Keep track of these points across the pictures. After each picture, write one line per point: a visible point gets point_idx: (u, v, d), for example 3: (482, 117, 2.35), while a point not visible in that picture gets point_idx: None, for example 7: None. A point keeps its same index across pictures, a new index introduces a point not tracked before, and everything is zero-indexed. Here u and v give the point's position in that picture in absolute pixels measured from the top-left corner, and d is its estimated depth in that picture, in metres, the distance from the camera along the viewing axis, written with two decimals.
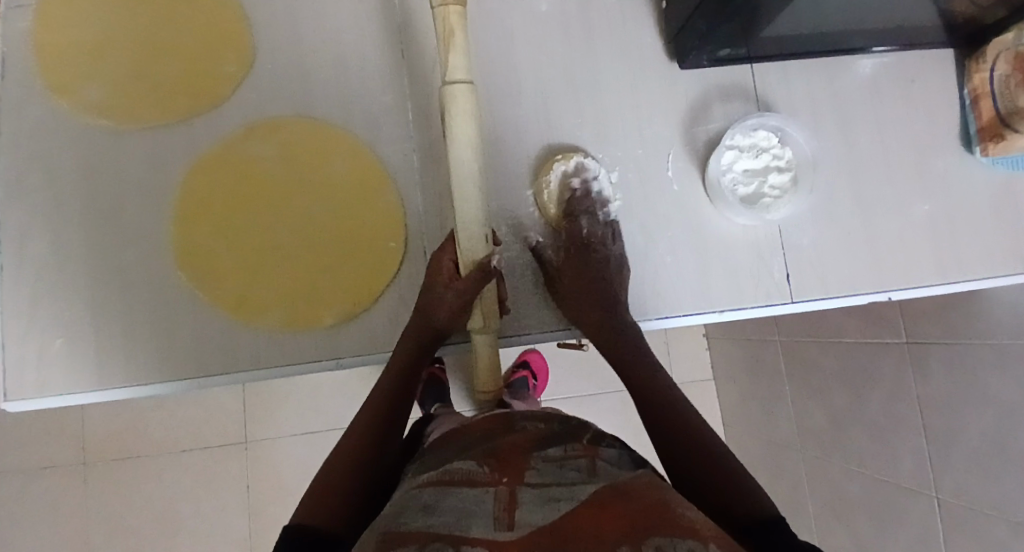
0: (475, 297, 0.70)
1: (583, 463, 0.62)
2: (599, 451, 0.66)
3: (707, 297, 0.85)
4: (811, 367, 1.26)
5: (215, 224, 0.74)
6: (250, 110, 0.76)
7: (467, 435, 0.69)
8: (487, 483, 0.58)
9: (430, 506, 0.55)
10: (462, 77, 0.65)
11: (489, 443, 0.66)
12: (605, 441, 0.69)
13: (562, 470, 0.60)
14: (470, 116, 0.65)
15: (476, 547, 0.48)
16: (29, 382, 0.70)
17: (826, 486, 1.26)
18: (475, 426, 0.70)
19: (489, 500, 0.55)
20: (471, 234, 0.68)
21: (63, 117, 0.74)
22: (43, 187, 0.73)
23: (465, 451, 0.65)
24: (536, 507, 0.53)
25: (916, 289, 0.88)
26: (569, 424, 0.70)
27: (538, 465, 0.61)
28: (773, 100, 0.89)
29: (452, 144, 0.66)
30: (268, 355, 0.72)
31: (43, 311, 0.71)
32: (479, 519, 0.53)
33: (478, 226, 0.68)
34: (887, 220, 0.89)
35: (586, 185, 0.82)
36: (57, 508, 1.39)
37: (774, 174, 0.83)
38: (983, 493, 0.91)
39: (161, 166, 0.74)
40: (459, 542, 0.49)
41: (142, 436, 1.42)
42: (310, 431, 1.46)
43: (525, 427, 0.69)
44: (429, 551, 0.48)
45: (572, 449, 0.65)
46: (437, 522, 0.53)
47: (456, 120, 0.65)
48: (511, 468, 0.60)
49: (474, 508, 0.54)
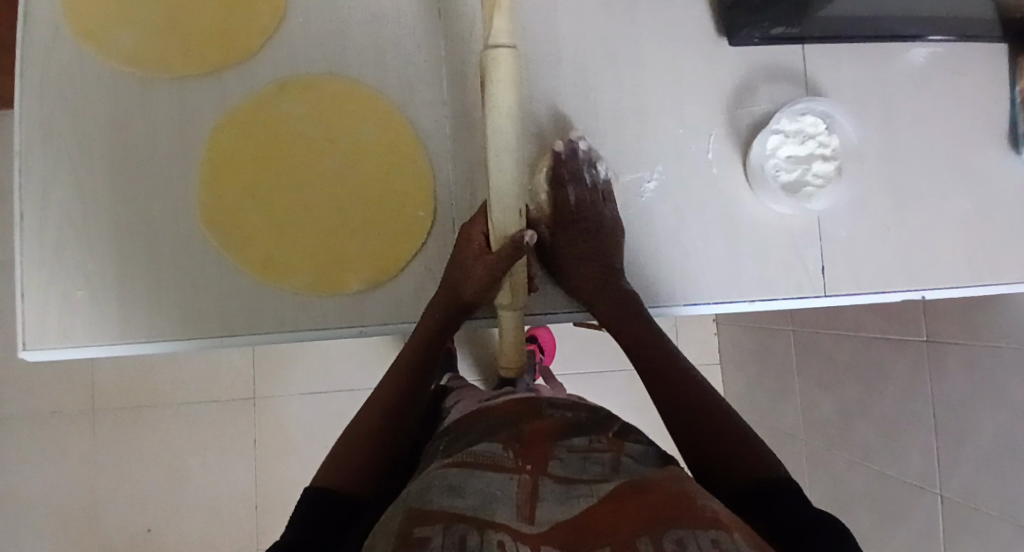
0: (506, 272, 0.69)
1: (607, 456, 0.60)
2: (625, 445, 0.64)
3: (739, 285, 0.82)
4: (826, 359, 1.25)
5: (243, 182, 0.72)
6: (281, 66, 0.74)
7: (493, 416, 0.68)
8: (512, 469, 0.57)
9: (455, 484, 0.54)
10: (505, 41, 0.62)
11: (515, 428, 0.64)
12: (631, 434, 0.67)
13: (586, 462, 0.59)
14: (512, 82, 0.63)
15: (500, 534, 0.47)
16: (52, 332, 0.69)
17: (830, 476, 1.27)
18: (501, 409, 0.69)
19: (514, 487, 0.54)
20: (506, 207, 0.65)
21: (89, 63, 0.72)
22: (68, 137, 0.71)
23: (490, 434, 0.64)
24: (560, 501, 0.52)
25: (952, 290, 0.85)
26: (596, 414, 0.69)
27: (562, 455, 0.59)
28: (821, 85, 0.85)
29: (492, 111, 0.63)
30: (292, 318, 0.72)
31: (66, 262, 0.70)
32: (503, 506, 0.51)
33: (515, 198, 0.66)
34: (928, 217, 0.86)
35: (570, 146, 0.76)
36: (63, 452, 1.39)
37: (819, 162, 0.80)
38: (990, 496, 0.92)
39: (187, 120, 0.72)
40: (483, 526, 0.48)
41: (151, 387, 1.42)
42: (316, 391, 1.46)
43: (551, 415, 0.68)
44: (454, 532, 0.47)
45: (597, 442, 0.63)
46: (461, 502, 0.51)
47: (495, 86, 0.63)
48: (535, 457, 0.59)
49: (498, 493, 0.53)
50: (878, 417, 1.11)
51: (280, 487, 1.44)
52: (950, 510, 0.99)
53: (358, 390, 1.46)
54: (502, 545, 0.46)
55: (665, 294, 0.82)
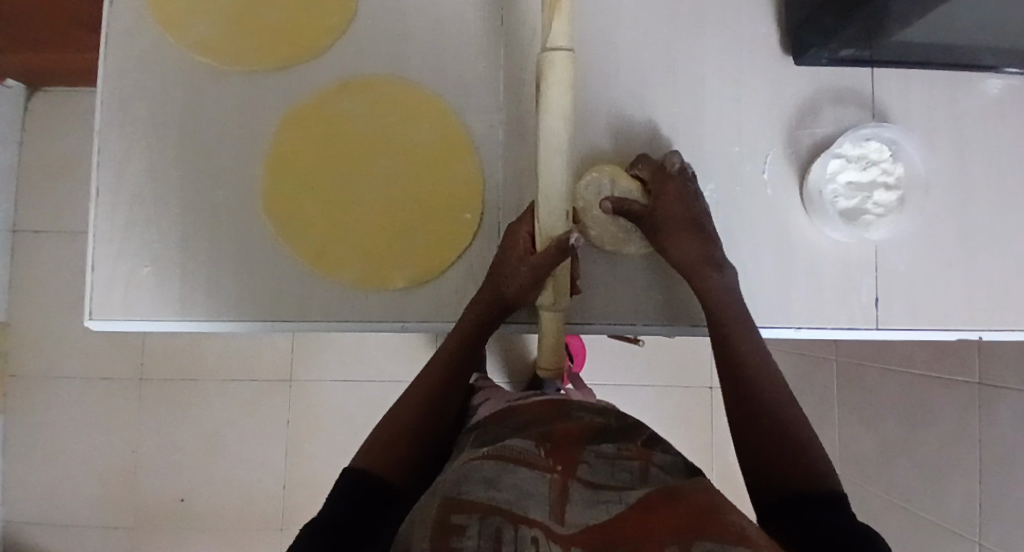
0: (550, 273, 0.68)
1: (635, 466, 0.58)
2: (653, 455, 0.61)
3: (787, 309, 0.81)
4: (871, 392, 1.21)
5: (302, 174, 0.74)
6: (346, 65, 0.75)
7: (523, 415, 0.67)
8: (543, 466, 0.56)
9: (489, 477, 0.54)
10: (562, 44, 0.63)
11: (546, 426, 0.64)
12: (660, 444, 0.65)
13: (614, 469, 0.57)
14: (565, 85, 0.63)
15: (533, 530, 0.48)
16: (114, 303, 0.73)
17: (866, 513, 1.23)
18: (531, 409, 0.69)
19: (545, 485, 0.53)
20: (553, 208, 0.65)
21: (167, 50, 0.75)
22: (141, 118, 0.74)
23: (522, 430, 0.63)
24: (588, 507, 0.51)
25: (1014, 334, 0.80)
26: (625, 422, 0.67)
27: (591, 460, 0.58)
28: (889, 111, 0.82)
29: (544, 114, 0.63)
30: (338, 309, 0.73)
31: (133, 237, 0.73)
32: (536, 502, 0.51)
33: (562, 200, 0.65)
34: (994, 255, 0.82)
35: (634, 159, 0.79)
36: (111, 416, 1.45)
37: (880, 191, 0.77)
38: None
39: (253, 111, 0.75)
40: (519, 522, 0.48)
41: (197, 361, 1.47)
42: (352, 379, 1.49)
43: (581, 417, 0.66)
44: (490, 524, 0.48)
45: (625, 448, 0.61)
46: (496, 494, 0.51)
47: (548, 88, 0.63)
48: (566, 456, 0.58)
49: (530, 489, 0.53)
50: (922, 456, 1.09)
51: (310, 469, 1.47)
52: None
53: (393, 381, 1.49)
54: (537, 542, 0.47)
55: None
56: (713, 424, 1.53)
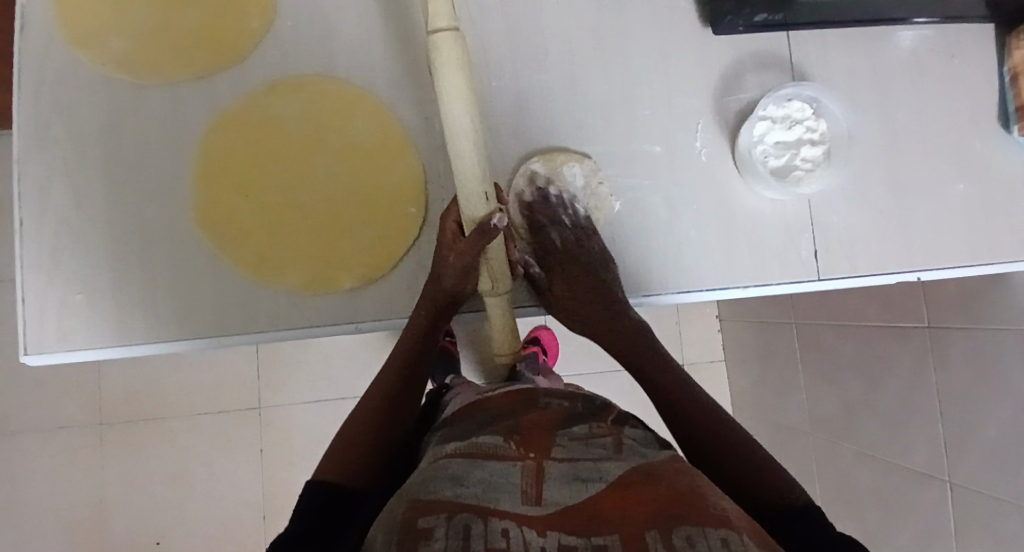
0: (479, 258, 0.69)
1: (610, 441, 0.59)
2: (623, 430, 0.63)
3: (732, 272, 0.83)
4: (829, 351, 1.25)
5: (236, 183, 0.73)
6: (272, 70, 0.75)
7: (489, 410, 0.65)
8: (513, 456, 0.55)
9: (458, 474, 0.52)
10: (445, 24, 0.61)
11: (512, 419, 0.62)
12: (629, 422, 0.66)
13: (588, 447, 0.58)
14: (457, 65, 0.62)
15: (505, 521, 0.46)
16: (52, 335, 0.71)
17: (838, 469, 1.27)
18: (498, 402, 0.67)
19: (517, 474, 0.52)
20: (471, 194, 0.66)
21: (83, 71, 0.73)
22: (64, 145, 0.72)
23: (490, 425, 0.61)
24: (563, 486, 0.51)
25: (946, 272, 0.85)
26: (592, 404, 0.68)
27: (564, 442, 0.58)
28: (809, 71, 0.85)
29: (443, 99, 0.63)
30: (288, 314, 0.73)
31: (65, 266, 0.71)
32: (507, 493, 0.50)
33: (478, 182, 0.65)
34: (921, 198, 0.85)
35: (541, 194, 0.80)
36: (73, 465, 1.40)
37: (807, 147, 0.81)
38: (992, 480, 0.94)
39: (179, 126, 0.73)
40: (487, 513, 0.47)
41: (158, 398, 1.43)
42: (321, 399, 1.46)
43: (550, 404, 0.65)
44: (457, 521, 0.45)
45: (595, 429, 0.62)
46: (465, 491, 0.50)
47: (443, 71, 0.62)
48: (538, 445, 0.57)
49: (501, 482, 0.51)
50: (884, 406, 1.12)
51: (287, 496, 1.44)
52: (959, 498, 1.00)
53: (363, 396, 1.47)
54: (507, 532, 0.45)
55: (659, 283, 0.82)
56: None
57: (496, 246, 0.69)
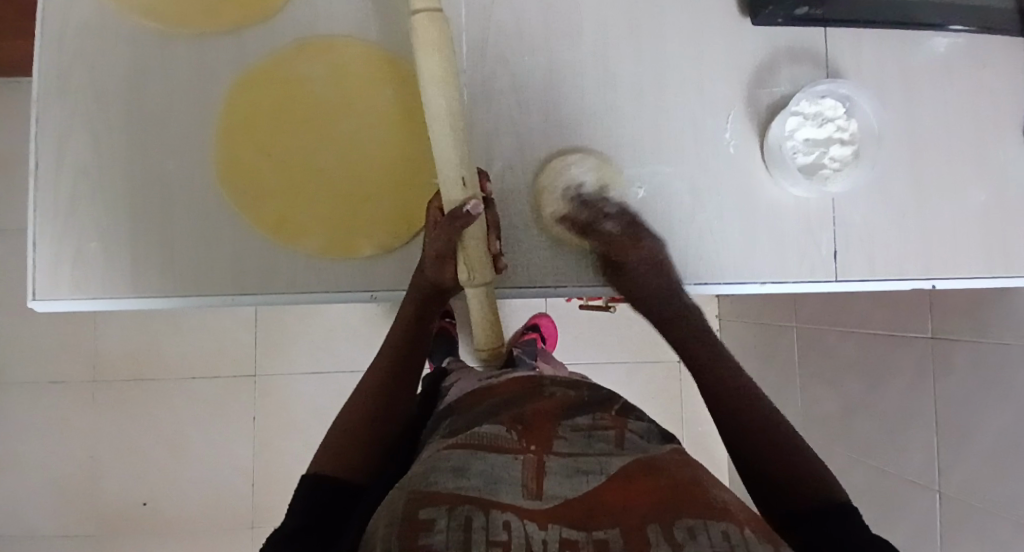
0: (455, 247, 0.66)
1: (612, 434, 0.53)
2: (628, 422, 0.56)
3: (751, 267, 0.82)
4: (831, 355, 1.26)
5: (259, 141, 0.72)
6: (301, 28, 0.73)
7: (493, 398, 0.59)
8: (515, 448, 0.50)
9: (459, 465, 0.47)
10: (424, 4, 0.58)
11: (517, 408, 0.56)
12: (634, 412, 0.60)
13: (590, 440, 0.52)
14: (437, 46, 0.60)
15: (507, 515, 0.42)
16: (61, 282, 0.70)
17: (829, 473, 1.28)
18: (503, 388, 0.60)
19: (518, 466, 0.47)
20: (446, 178, 0.62)
21: (108, 13, 0.71)
22: (84, 88, 0.71)
23: (494, 413, 0.55)
24: (564, 479, 0.46)
25: (961, 280, 0.84)
26: (598, 393, 0.61)
27: (566, 433, 0.52)
28: (843, 70, 0.84)
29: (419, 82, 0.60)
30: (304, 278, 0.72)
31: (80, 213, 0.70)
32: (508, 486, 0.45)
33: (455, 167, 0.62)
34: (942, 206, 0.85)
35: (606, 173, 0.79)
36: (66, 420, 1.39)
37: (835, 146, 0.80)
38: (984, 491, 0.94)
39: (203, 78, 0.72)
40: (488, 506, 0.42)
41: (155, 359, 1.42)
42: (319, 371, 1.46)
43: (555, 394, 0.59)
44: (459, 513, 0.41)
45: (600, 419, 0.56)
46: (464, 482, 0.45)
47: (416, 53, 0.59)
48: (540, 435, 0.52)
49: (502, 473, 0.46)
50: (882, 412, 1.13)
51: (278, 466, 1.44)
52: (950, 508, 1.00)
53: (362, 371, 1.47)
54: (508, 525, 0.40)
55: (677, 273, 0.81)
56: (679, 398, 1.59)
57: (473, 234, 0.65)
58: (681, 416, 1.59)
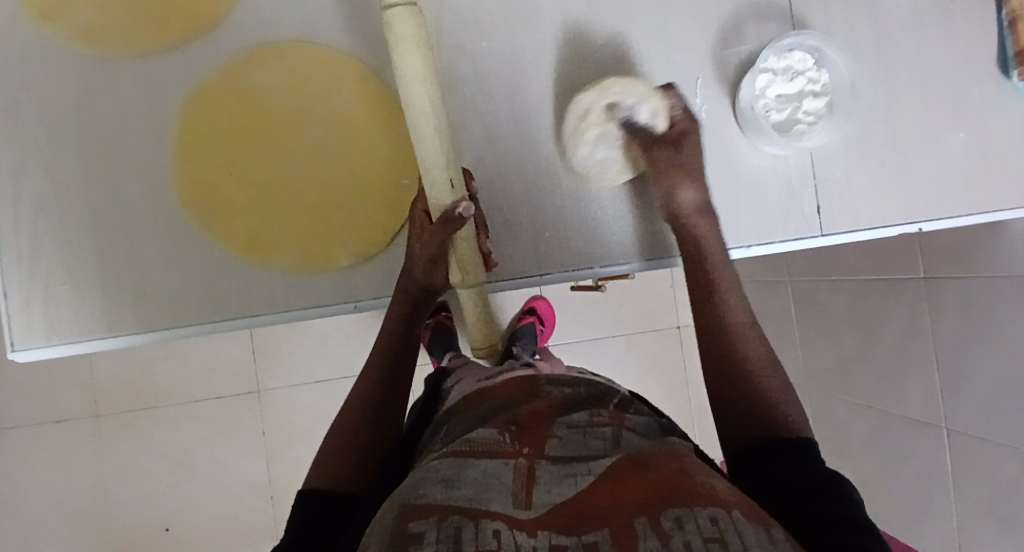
0: (446, 247, 0.66)
1: (608, 431, 0.52)
2: (626, 418, 0.56)
3: (735, 232, 0.81)
4: (826, 307, 1.25)
5: (220, 159, 0.70)
6: (250, 38, 0.70)
7: (487, 402, 0.58)
8: (508, 453, 0.49)
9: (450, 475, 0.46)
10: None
11: (511, 411, 0.55)
12: (633, 406, 0.59)
13: (586, 439, 0.51)
14: (414, 43, 0.59)
15: (497, 523, 0.40)
16: (37, 327, 0.69)
17: (835, 422, 1.29)
18: (495, 392, 0.60)
19: (509, 474, 0.46)
20: (435, 180, 0.62)
21: (49, 45, 0.69)
22: (36, 126, 0.69)
23: (486, 419, 0.55)
24: (555, 484, 0.45)
25: (944, 221, 0.84)
26: (594, 389, 0.61)
27: (562, 433, 0.52)
28: (809, 21, 0.82)
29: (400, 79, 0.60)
30: (285, 295, 0.71)
31: (48, 254, 0.69)
32: (498, 495, 0.44)
33: (443, 169, 0.62)
34: (920, 150, 0.83)
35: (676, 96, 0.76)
36: (72, 456, 1.38)
37: (808, 100, 0.78)
38: (986, 427, 0.95)
39: (156, 102, 0.70)
40: (478, 515, 0.41)
41: (153, 386, 1.41)
42: (319, 379, 1.45)
43: (550, 393, 0.58)
44: (449, 524, 0.40)
45: (597, 415, 0.55)
46: (454, 493, 0.44)
47: (399, 48, 0.59)
48: (533, 438, 0.51)
49: (493, 483, 0.45)
50: (881, 359, 1.13)
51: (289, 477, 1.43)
52: (955, 446, 1.01)
53: None
54: (498, 534, 0.39)
55: (663, 248, 0.81)
56: (681, 364, 1.59)
57: (463, 236, 0.65)
58: (686, 381, 1.59)
